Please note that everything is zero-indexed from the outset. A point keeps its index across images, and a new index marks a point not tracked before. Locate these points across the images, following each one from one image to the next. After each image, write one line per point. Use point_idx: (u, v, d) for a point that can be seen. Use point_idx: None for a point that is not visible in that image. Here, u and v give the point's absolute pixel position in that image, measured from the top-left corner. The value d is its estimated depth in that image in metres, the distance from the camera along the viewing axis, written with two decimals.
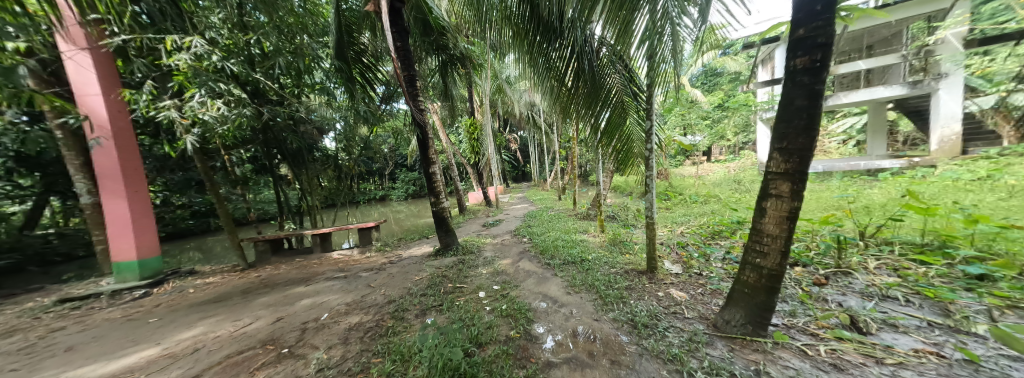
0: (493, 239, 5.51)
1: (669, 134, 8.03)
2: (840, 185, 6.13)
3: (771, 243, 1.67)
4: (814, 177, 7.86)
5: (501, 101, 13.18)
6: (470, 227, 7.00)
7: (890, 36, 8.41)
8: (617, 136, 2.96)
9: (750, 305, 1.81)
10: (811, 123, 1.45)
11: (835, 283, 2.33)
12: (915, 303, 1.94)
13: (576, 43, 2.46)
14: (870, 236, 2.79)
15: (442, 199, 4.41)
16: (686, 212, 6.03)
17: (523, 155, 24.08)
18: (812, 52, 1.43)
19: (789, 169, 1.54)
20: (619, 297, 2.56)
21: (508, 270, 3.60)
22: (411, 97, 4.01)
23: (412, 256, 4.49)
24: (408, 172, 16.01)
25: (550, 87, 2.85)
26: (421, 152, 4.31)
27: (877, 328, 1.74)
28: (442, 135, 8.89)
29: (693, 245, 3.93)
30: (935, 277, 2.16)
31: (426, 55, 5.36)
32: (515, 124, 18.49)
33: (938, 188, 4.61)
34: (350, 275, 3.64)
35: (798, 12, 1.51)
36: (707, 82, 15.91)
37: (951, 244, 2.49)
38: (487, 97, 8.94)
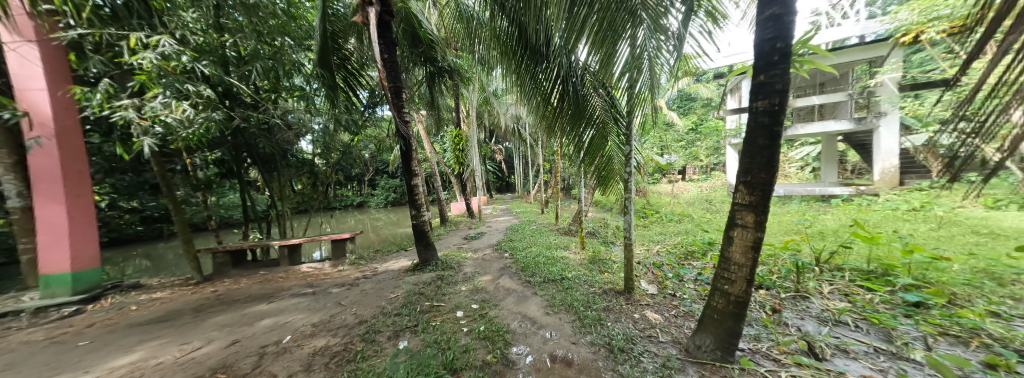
0: (474, 253, 5.42)
1: (647, 154, 8.39)
2: (799, 209, 6.62)
3: (738, 271, 1.75)
4: (777, 201, 8.46)
5: (488, 113, 13.30)
6: (451, 240, 6.86)
7: (839, 76, 9.37)
8: (600, 156, 3.03)
9: (720, 331, 1.88)
10: (771, 161, 1.57)
11: (794, 306, 2.48)
12: (863, 329, 2.10)
13: (562, 67, 2.55)
14: (824, 262, 3.00)
15: (423, 212, 4.30)
16: (662, 230, 6.24)
17: (508, 166, 24.23)
18: (771, 96, 1.58)
19: (753, 201, 1.65)
20: (597, 319, 2.57)
21: (488, 287, 3.54)
22: (395, 107, 3.95)
23: (389, 271, 4.31)
24: (389, 179, 15.60)
25: (537, 105, 2.92)
26: (403, 162, 4.21)
27: (831, 353, 1.87)
28: (426, 144, 8.77)
29: (668, 265, 4.06)
30: (879, 303, 2.36)
31: (413, 66, 5.34)
32: (501, 136, 18.68)
33: (881, 216, 5.09)
34: (319, 291, 3.42)
35: (758, 60, 1.65)
36: (683, 106, 16.94)
37: (892, 272, 2.73)
38: (474, 109, 8.98)
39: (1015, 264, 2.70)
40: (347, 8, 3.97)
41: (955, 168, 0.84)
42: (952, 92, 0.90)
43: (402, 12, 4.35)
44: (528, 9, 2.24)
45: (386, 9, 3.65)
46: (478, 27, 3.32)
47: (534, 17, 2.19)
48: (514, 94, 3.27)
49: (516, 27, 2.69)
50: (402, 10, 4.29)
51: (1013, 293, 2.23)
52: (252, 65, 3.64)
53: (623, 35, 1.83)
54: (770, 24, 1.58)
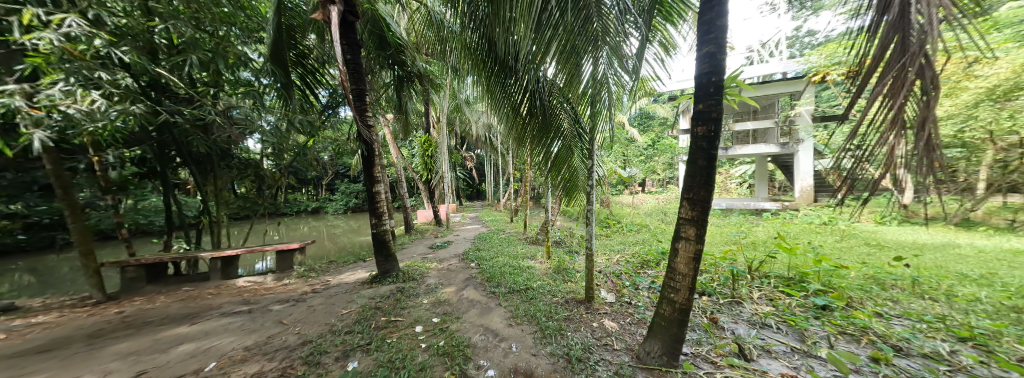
0: (439, 263, 5.25)
1: (610, 167, 8.89)
2: (737, 222, 7.42)
3: (682, 280, 1.90)
4: (720, 213, 9.40)
5: (459, 120, 13.23)
6: (415, 249, 6.60)
7: (768, 105, 10.81)
8: (565, 167, 3.14)
9: (666, 337, 2.00)
10: (708, 180, 1.76)
11: (730, 311, 2.74)
12: (783, 330, 2.38)
13: (529, 81, 2.62)
14: (755, 270, 3.37)
15: (385, 220, 4.10)
16: (623, 240, 6.59)
17: (479, 173, 24.13)
18: (707, 123, 1.77)
19: (694, 216, 1.82)
20: (557, 328, 2.62)
21: (451, 299, 3.44)
22: (357, 110, 3.77)
23: (344, 283, 4.00)
24: (350, 184, 14.66)
25: (506, 115, 2.96)
26: (364, 167, 4.00)
27: (758, 354, 2.09)
28: (392, 149, 8.41)
29: (626, 274, 4.27)
30: (796, 307, 2.70)
31: (380, 68, 5.15)
32: (472, 143, 18.65)
33: (800, 229, 5.89)
34: (257, 309, 3.07)
35: (697, 90, 1.85)
36: (642, 124, 18.31)
37: (806, 278, 3.16)
38: (444, 116, 8.88)
39: (894, 271, 3.28)
40: (307, 4, 3.74)
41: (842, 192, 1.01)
42: (842, 129, 1.08)
43: (368, 13, 4.20)
44: (498, 25, 2.27)
45: (349, 9, 3.51)
46: (449, 36, 3.30)
47: (504, 32, 2.21)
48: (485, 104, 3.29)
49: (485, 40, 2.70)
50: (369, 12, 4.15)
51: (891, 295, 2.71)
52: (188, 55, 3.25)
53: (586, 57, 1.93)
54: (707, 59, 1.79)
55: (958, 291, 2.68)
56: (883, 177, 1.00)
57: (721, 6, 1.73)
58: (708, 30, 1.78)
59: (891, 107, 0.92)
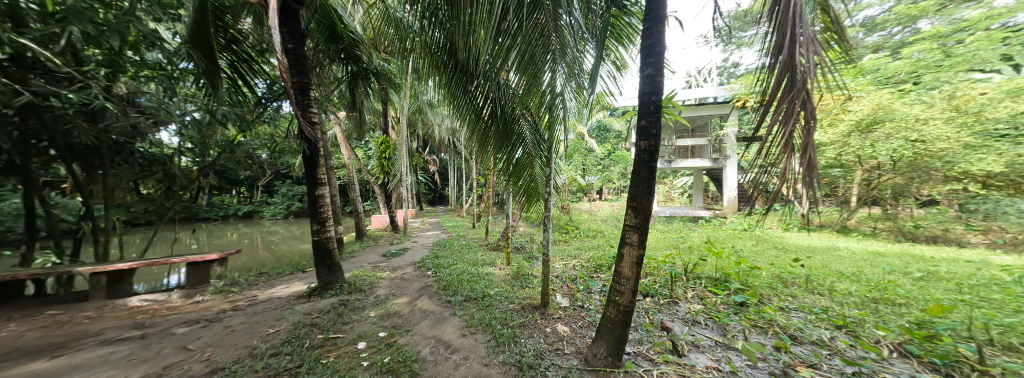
0: (391, 272, 4.94)
1: (570, 175, 9.28)
2: (679, 228, 8.21)
3: (626, 284, 2.00)
4: (665, 220, 10.32)
5: (421, 122, 12.82)
6: (366, 257, 6.15)
7: (703, 125, 12.27)
8: (525, 174, 3.14)
9: (612, 339, 2.09)
10: (650, 190, 1.90)
11: (668, 310, 2.99)
12: (710, 326, 2.66)
13: (489, 88, 2.61)
14: (690, 272, 3.73)
15: (329, 227, 3.75)
16: (579, 245, 6.86)
17: (441, 178, 23.51)
18: (648, 139, 1.93)
19: (637, 223, 1.94)
20: (511, 336, 2.61)
21: (402, 311, 3.25)
22: (301, 106, 3.43)
23: (274, 299, 3.54)
24: (293, 185, 13.20)
25: (466, 119, 2.91)
26: (306, 168, 3.62)
27: (689, 349, 2.31)
28: (343, 149, 7.76)
29: (580, 278, 4.43)
30: (721, 304, 3.05)
31: (331, 62, 4.75)
32: (435, 147, 18.17)
33: (728, 235, 6.71)
34: (153, 334, 2.56)
35: (641, 106, 2.01)
36: (599, 136, 19.53)
37: (729, 278, 3.59)
38: (404, 117, 8.51)
39: (794, 270, 3.90)
40: None
41: (750, 206, 1.14)
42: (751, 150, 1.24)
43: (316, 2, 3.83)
44: (458, 29, 2.22)
45: None
46: (408, 35, 3.17)
47: (464, 38, 2.16)
48: (445, 107, 3.21)
49: (446, 42, 2.64)
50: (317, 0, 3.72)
51: (791, 292, 3.20)
52: (69, 26, 2.63)
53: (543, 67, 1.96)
54: (647, 80, 1.96)
55: (838, 286, 3.28)
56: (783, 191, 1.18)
57: (659, 34, 1.91)
58: (648, 54, 1.96)
59: (784, 134, 1.10)
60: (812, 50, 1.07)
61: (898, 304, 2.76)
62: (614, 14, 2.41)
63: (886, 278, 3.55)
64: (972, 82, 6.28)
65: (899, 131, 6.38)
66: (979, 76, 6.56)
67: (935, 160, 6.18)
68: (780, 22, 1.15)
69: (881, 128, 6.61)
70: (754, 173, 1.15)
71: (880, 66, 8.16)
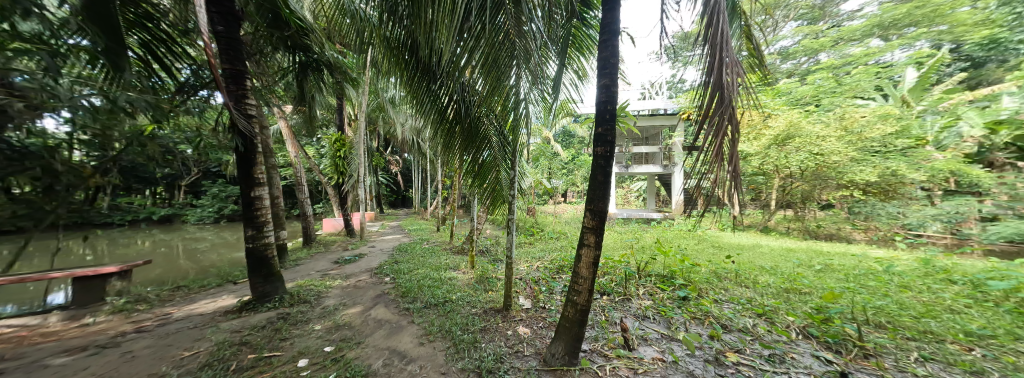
0: (343, 280, 4.56)
1: (536, 178, 9.47)
2: (634, 229, 8.80)
3: (583, 283, 2.06)
4: (622, 222, 11.01)
5: (382, 119, 12.17)
6: (315, 265, 5.62)
7: (655, 134, 13.36)
8: (490, 176, 3.09)
9: (569, 338, 2.13)
10: (604, 193, 1.99)
11: (622, 307, 3.17)
12: (657, 320, 2.87)
13: (452, 89, 2.54)
14: (642, 270, 3.99)
15: (267, 232, 3.36)
16: (543, 247, 6.98)
17: (404, 179, 22.53)
18: (604, 145, 2.02)
19: (594, 225, 2.01)
20: (471, 341, 2.56)
21: (353, 322, 3.01)
22: (233, 97, 3.04)
23: (194, 316, 3.06)
24: (226, 185, 11.63)
25: (428, 119, 2.79)
26: (239, 167, 3.19)
27: (639, 343, 2.46)
28: (289, 147, 7.03)
29: (543, 280, 4.51)
30: (668, 299, 3.31)
31: (275, 50, 4.27)
32: (398, 146, 17.40)
33: (676, 235, 7.35)
34: (16, 368, 2.05)
35: (598, 114, 2.09)
36: (564, 141, 20.27)
37: (674, 275, 3.92)
38: (362, 114, 7.99)
39: (726, 266, 4.39)
40: None
41: (690, 208, 1.26)
42: (692, 159, 1.35)
43: None
44: (419, 26, 2.13)
45: None
46: (365, 27, 2.95)
47: (425, 36, 2.07)
48: (406, 106, 3.04)
49: (408, 38, 2.52)
50: None
51: (724, 285, 3.59)
52: None
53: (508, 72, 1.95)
54: (603, 90, 2.05)
55: (760, 279, 3.76)
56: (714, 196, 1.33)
57: (613, 47, 2.02)
58: (604, 65, 2.06)
59: (715, 146, 1.25)
60: (734, 73, 1.24)
61: (804, 293, 3.24)
62: (575, 26, 2.52)
63: (796, 270, 4.17)
64: (856, 107, 7.76)
65: (806, 146, 7.57)
66: (860, 102, 8.12)
67: (831, 171, 7.45)
68: (710, 48, 1.29)
69: (793, 143, 7.78)
70: (693, 179, 1.27)
71: (792, 89, 9.69)
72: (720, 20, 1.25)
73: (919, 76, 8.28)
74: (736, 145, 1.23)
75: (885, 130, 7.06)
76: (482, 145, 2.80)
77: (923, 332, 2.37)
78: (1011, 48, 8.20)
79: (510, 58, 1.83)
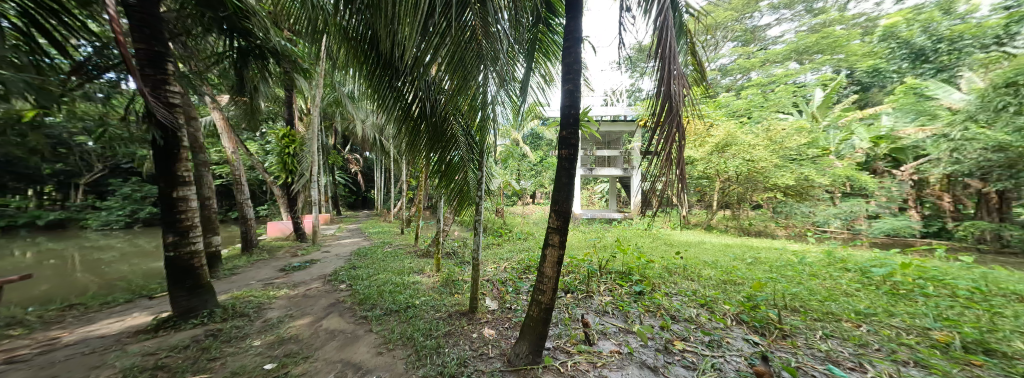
0: (290, 289, 4.15)
1: (505, 179, 9.46)
2: (598, 228, 9.23)
3: (547, 282, 2.08)
4: (586, 222, 11.49)
5: (339, 114, 11.36)
6: (256, 274, 5.04)
7: (616, 139, 14.17)
8: (457, 177, 2.99)
9: (533, 337, 2.14)
10: (568, 195, 2.04)
11: (584, 304, 3.30)
12: (617, 315, 3.02)
13: (417, 85, 2.42)
14: (603, 268, 4.20)
15: (195, 238, 2.95)
16: (512, 248, 7.00)
17: (365, 179, 21.24)
18: (568, 148, 2.07)
19: (560, 225, 2.05)
20: (434, 347, 2.48)
21: (301, 334, 2.76)
22: (151, 82, 2.60)
23: (93, 339, 2.57)
24: (144, 183, 10.00)
25: (390, 117, 2.63)
26: (155, 163, 2.73)
27: (598, 338, 2.57)
28: (224, 142, 6.24)
29: (510, 281, 4.51)
30: (626, 294, 3.51)
31: (206, 32, 3.75)
32: (357, 144, 16.36)
33: (634, 234, 7.83)
34: None
35: (564, 117, 2.14)
36: (532, 143, 20.63)
37: (631, 271, 4.19)
38: (315, 108, 7.37)
39: (676, 261, 4.79)
40: None
41: (645, 209, 1.37)
42: (646, 162, 1.45)
43: None
44: (379, 19, 1.99)
45: None
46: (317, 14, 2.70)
47: (386, 29, 1.94)
48: (366, 101, 2.85)
49: (368, 29, 2.34)
50: None
51: (674, 280, 3.90)
52: None
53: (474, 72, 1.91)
54: (567, 95, 2.11)
55: (703, 272, 4.16)
56: (665, 197, 1.44)
57: (576, 54, 2.09)
58: (569, 71, 2.11)
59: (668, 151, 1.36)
60: (681, 85, 1.35)
61: (738, 283, 3.65)
62: (541, 31, 2.57)
63: (733, 264, 4.68)
64: (778, 121, 8.95)
65: (741, 153, 8.54)
66: (781, 116, 9.38)
67: (760, 176, 8.49)
68: (660, 60, 1.39)
69: (730, 150, 8.73)
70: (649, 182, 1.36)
71: (730, 102, 10.90)
72: (669, 36, 1.36)
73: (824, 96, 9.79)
74: (683, 150, 1.34)
75: (800, 141, 8.24)
76: (449, 144, 2.71)
77: (827, 314, 2.79)
78: (887, 76, 9.88)
79: (477, 58, 1.79)
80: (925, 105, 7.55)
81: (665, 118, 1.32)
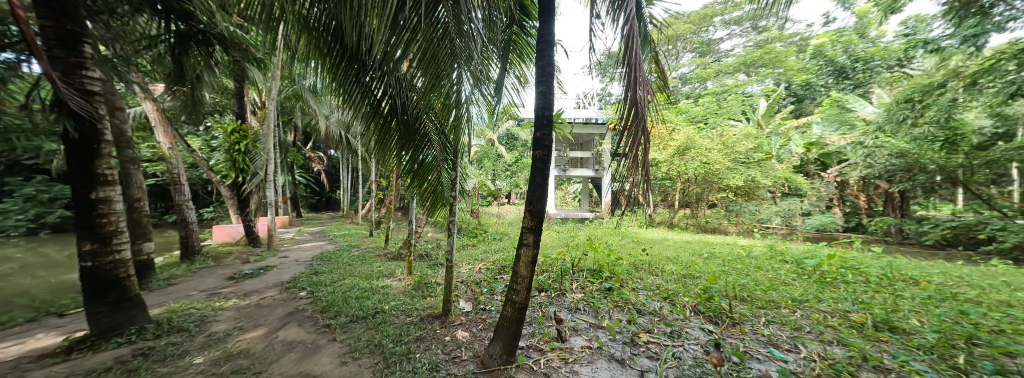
0: (240, 299, 3.78)
1: (480, 179, 9.40)
2: (571, 228, 9.46)
3: (522, 281, 2.09)
4: (560, 222, 11.76)
5: (300, 109, 10.60)
6: (201, 283, 4.54)
7: (587, 142, 14.66)
8: (430, 177, 2.90)
9: (507, 337, 2.14)
10: (541, 195, 2.08)
11: (557, 302, 3.37)
12: (588, 311, 3.13)
13: (386, 81, 2.30)
14: (575, 266, 4.33)
15: (120, 246, 2.59)
16: (486, 249, 6.95)
17: (330, 178, 19.99)
18: (543, 149, 2.10)
19: (534, 225, 2.07)
20: (404, 353, 2.39)
21: (254, 348, 2.53)
22: (61, 64, 2.25)
23: None
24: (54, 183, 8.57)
25: (358, 114, 2.48)
26: (68, 160, 2.34)
27: (570, 334, 2.63)
28: (159, 136, 5.55)
29: (484, 281, 4.47)
30: (597, 290, 3.64)
31: (136, 12, 3.30)
32: (321, 141, 15.37)
33: (604, 233, 8.16)
34: None
35: (539, 118, 2.16)
36: (508, 143, 20.69)
37: (601, 268, 4.35)
38: (272, 102, 6.81)
39: (641, 258, 5.06)
40: None
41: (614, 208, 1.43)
42: (615, 163, 1.51)
43: None
44: (344, 9, 1.87)
45: None
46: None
47: (352, 21, 1.83)
48: (331, 96, 2.66)
49: (331, 19, 2.18)
50: None
51: (641, 275, 4.12)
52: None
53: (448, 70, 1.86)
54: (541, 97, 2.14)
55: (666, 267, 4.44)
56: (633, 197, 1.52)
57: (550, 57, 2.13)
58: (543, 73, 2.14)
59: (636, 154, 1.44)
60: (646, 91, 1.44)
61: (696, 277, 3.95)
62: (515, 32, 2.58)
63: (692, 259, 5.04)
64: (730, 127, 9.79)
65: (699, 156, 9.22)
66: (733, 123, 10.28)
67: (715, 177, 9.24)
68: (627, 67, 1.46)
69: (690, 153, 9.38)
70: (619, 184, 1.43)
71: (689, 109, 11.75)
72: (634, 45, 1.43)
73: (768, 105, 10.90)
74: (649, 153, 1.42)
75: (748, 146, 9.09)
76: (422, 143, 2.61)
77: (770, 302, 3.11)
78: (818, 89, 11.26)
79: (451, 56, 1.75)
80: (846, 117, 8.73)
81: (633, 124, 1.39)
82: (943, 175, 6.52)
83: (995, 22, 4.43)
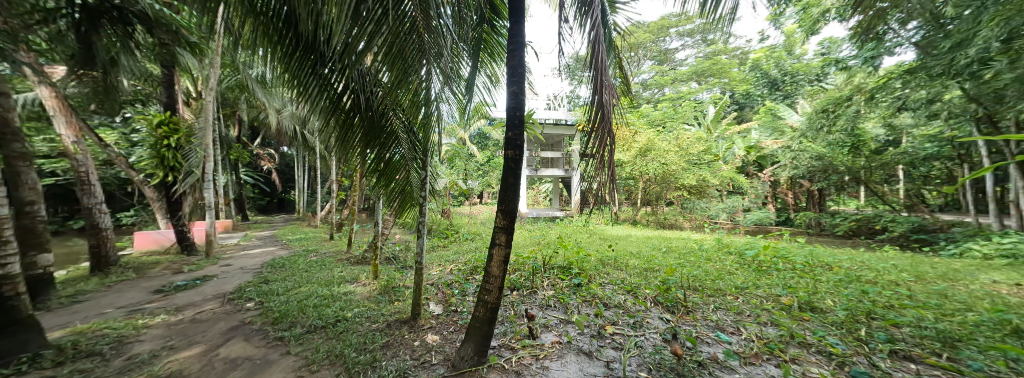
0: (170, 315, 3.32)
1: (450, 178, 9.21)
2: (542, 226, 9.64)
3: (494, 281, 2.08)
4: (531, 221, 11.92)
5: (246, 100, 9.58)
6: (120, 299, 3.92)
7: (557, 142, 15.01)
8: (398, 177, 2.76)
9: (479, 338, 2.12)
10: (513, 194, 2.08)
11: (529, 300, 3.41)
12: (558, 307, 3.21)
13: (347, 74, 2.15)
14: (545, 264, 4.40)
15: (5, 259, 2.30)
16: (457, 250, 6.82)
17: (284, 177, 18.32)
18: (514, 148, 2.10)
19: (506, 224, 2.08)
20: (368, 362, 2.27)
21: (189, 369, 2.25)
22: None
23: None
24: None
25: (315, 109, 2.27)
26: None
27: (540, 331, 2.68)
28: (59, 127, 4.72)
29: (456, 282, 4.38)
30: (566, 286, 3.74)
31: None
32: (273, 137, 14.03)
33: (573, 230, 8.43)
34: None
35: (510, 118, 2.17)
36: (479, 143, 20.54)
37: (571, 264, 4.48)
38: (211, 91, 6.08)
39: (608, 253, 5.30)
40: None
41: (583, 206, 1.48)
42: (584, 163, 1.57)
43: None
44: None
45: None
46: None
47: (307, 8, 1.69)
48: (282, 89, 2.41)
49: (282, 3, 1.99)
50: None
51: (607, 270, 4.31)
52: None
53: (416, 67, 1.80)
54: (512, 97, 2.15)
55: (630, 262, 4.70)
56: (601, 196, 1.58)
57: (520, 58, 2.14)
58: (514, 73, 2.15)
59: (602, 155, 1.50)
60: (611, 95, 1.51)
61: (656, 270, 4.23)
62: (485, 31, 2.56)
63: (653, 253, 5.38)
64: (684, 131, 10.60)
65: (658, 157, 9.87)
66: (687, 127, 11.14)
67: (672, 177, 9.96)
68: (593, 71, 1.52)
69: (650, 154, 9.99)
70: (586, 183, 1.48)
71: (649, 113, 12.52)
72: (600, 50, 1.49)
73: (716, 111, 11.97)
74: (614, 153, 1.49)
75: (700, 148, 9.90)
76: (389, 141, 2.48)
77: (718, 290, 3.41)
78: (756, 98, 12.63)
79: (418, 52, 1.69)
80: (778, 124, 9.88)
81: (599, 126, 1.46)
82: (851, 175, 7.65)
83: (887, 46, 5.30)
